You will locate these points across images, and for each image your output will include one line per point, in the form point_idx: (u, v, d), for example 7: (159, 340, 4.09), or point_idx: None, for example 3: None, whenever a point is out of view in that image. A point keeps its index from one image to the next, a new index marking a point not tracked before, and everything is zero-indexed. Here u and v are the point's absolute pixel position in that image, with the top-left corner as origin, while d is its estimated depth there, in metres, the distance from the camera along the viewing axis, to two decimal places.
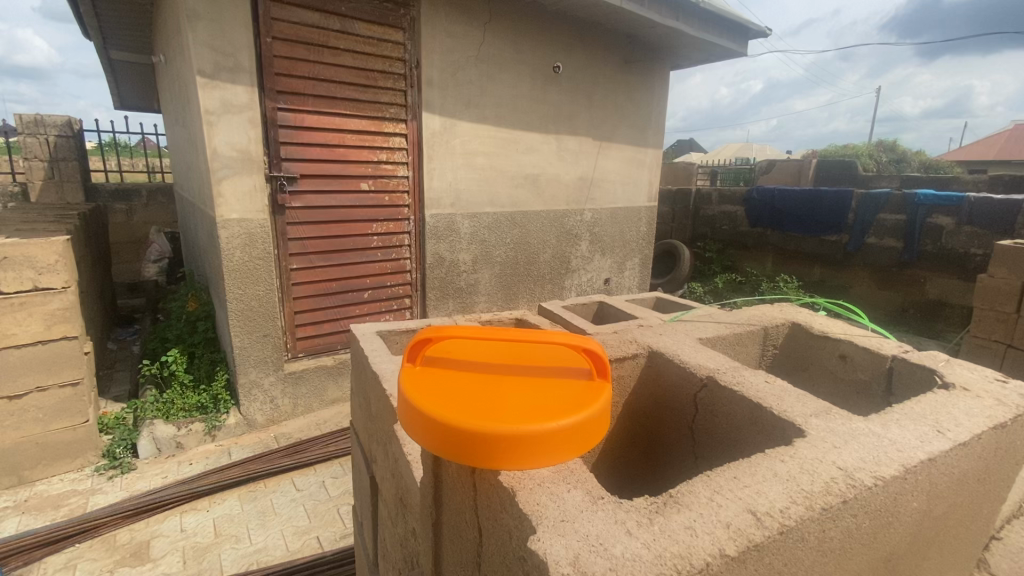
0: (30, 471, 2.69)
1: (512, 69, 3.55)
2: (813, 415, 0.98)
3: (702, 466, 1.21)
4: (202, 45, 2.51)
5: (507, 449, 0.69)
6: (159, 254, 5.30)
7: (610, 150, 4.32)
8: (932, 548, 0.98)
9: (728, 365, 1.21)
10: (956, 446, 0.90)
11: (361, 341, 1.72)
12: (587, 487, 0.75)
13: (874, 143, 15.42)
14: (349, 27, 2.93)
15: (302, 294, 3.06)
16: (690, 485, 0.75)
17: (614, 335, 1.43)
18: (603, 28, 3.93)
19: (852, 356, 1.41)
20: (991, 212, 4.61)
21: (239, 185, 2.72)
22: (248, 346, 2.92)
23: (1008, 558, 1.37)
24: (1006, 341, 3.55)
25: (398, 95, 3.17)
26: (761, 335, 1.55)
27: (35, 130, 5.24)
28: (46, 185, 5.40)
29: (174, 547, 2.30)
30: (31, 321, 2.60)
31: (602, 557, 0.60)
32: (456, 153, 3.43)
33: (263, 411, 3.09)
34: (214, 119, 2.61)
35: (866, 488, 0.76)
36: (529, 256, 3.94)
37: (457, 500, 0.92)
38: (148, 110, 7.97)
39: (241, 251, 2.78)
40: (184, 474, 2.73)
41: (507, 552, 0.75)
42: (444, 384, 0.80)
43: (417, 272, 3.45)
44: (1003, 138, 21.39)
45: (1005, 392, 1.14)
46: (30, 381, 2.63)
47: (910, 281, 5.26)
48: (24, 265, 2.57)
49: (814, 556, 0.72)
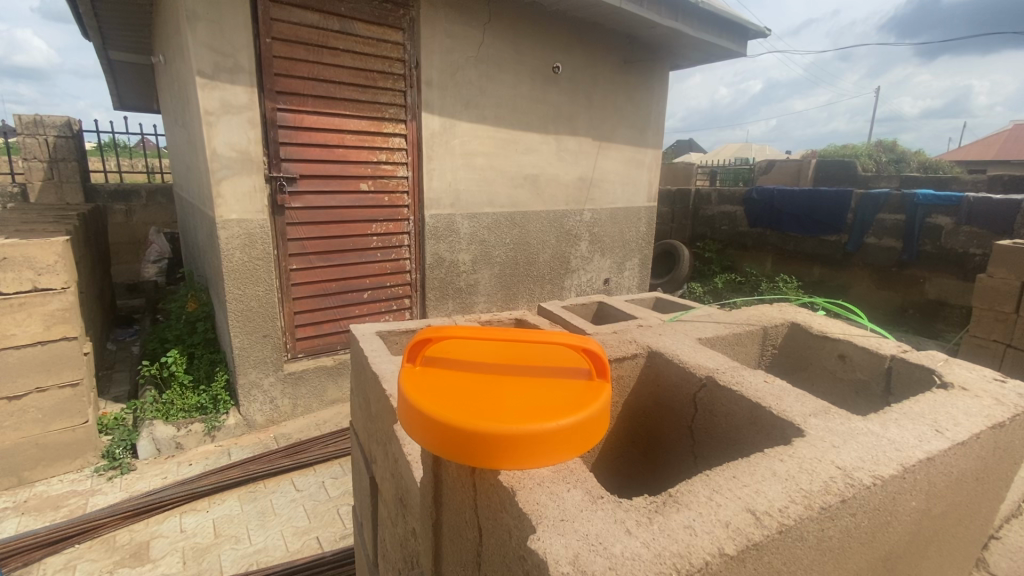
0: (30, 471, 2.69)
1: (511, 69, 3.55)
2: (811, 415, 0.99)
3: (701, 466, 1.21)
4: (202, 45, 2.51)
5: (507, 449, 0.70)
6: (158, 254, 5.30)
7: (610, 150, 4.32)
8: (931, 548, 0.98)
9: (727, 365, 1.21)
10: (954, 446, 0.90)
11: (361, 341, 1.72)
12: (586, 487, 0.75)
13: (874, 144, 15.42)
14: (348, 28, 2.94)
15: (302, 295, 3.06)
16: (689, 485, 0.75)
17: (614, 334, 1.43)
18: (602, 28, 3.93)
19: (851, 356, 1.41)
20: (990, 212, 4.61)
21: (239, 186, 2.72)
22: (248, 346, 2.92)
23: (1007, 557, 1.38)
24: (1006, 341, 3.55)
25: (398, 95, 3.17)
26: (761, 335, 1.56)
27: (35, 130, 5.24)
28: (45, 185, 5.40)
29: (174, 547, 2.30)
30: (30, 321, 2.60)
31: (601, 556, 0.61)
32: (456, 154, 3.43)
33: (263, 411, 3.09)
34: (214, 120, 2.61)
35: (865, 487, 0.76)
36: (529, 256, 3.94)
37: (457, 500, 0.93)
38: (147, 110, 7.98)
39: (241, 251, 2.78)
40: (184, 474, 2.73)
41: (507, 552, 0.75)
42: (445, 384, 0.80)
43: (417, 272, 3.45)
44: (1002, 139, 21.41)
45: (1004, 391, 1.14)
46: (30, 381, 2.63)
47: (910, 281, 5.27)
48: (24, 266, 2.58)
49: (813, 555, 0.72)
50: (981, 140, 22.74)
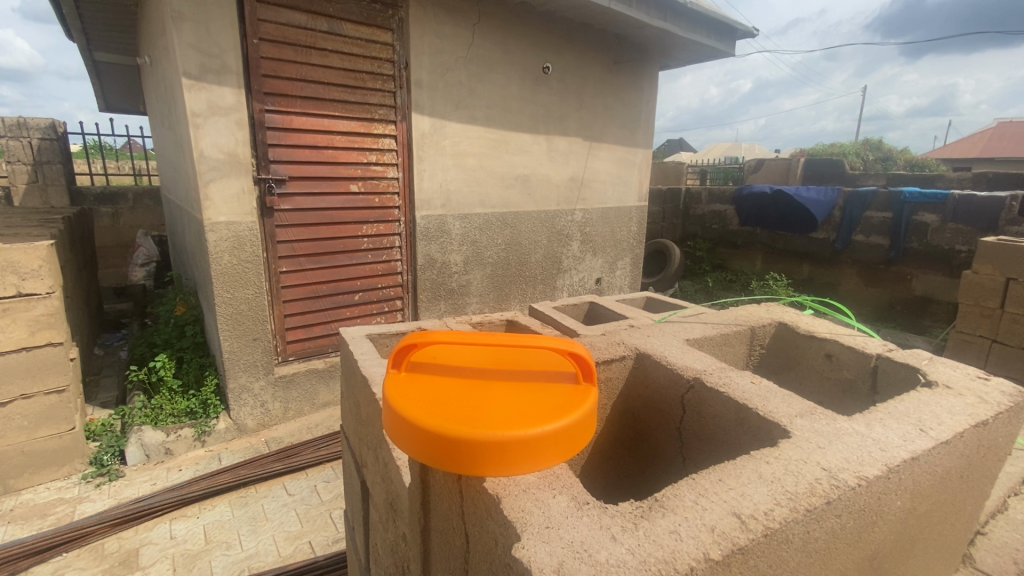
0: (16, 480, 2.64)
1: (500, 69, 3.55)
2: (798, 415, 0.99)
3: (690, 468, 1.20)
4: (188, 46, 2.49)
5: (494, 456, 0.69)
6: (146, 258, 5.23)
7: (600, 151, 4.33)
8: (918, 545, 0.99)
9: (715, 366, 1.21)
10: (939, 445, 0.91)
11: (351, 344, 1.71)
12: (573, 493, 0.74)
13: (862, 144, 15.60)
14: (336, 28, 2.91)
15: (292, 298, 3.03)
16: (675, 489, 0.75)
17: (603, 336, 1.44)
18: (591, 29, 3.94)
19: (838, 355, 1.42)
20: (976, 210, 4.68)
21: (227, 188, 2.70)
22: (237, 350, 2.89)
23: (993, 553, 1.40)
24: (992, 337, 3.60)
25: (387, 96, 3.15)
26: (748, 335, 1.56)
27: (18, 133, 5.12)
28: (29, 188, 5.29)
29: (163, 554, 2.27)
30: (14, 327, 2.55)
31: (586, 563, 0.60)
32: (447, 154, 3.42)
33: (253, 415, 3.06)
34: (201, 121, 2.58)
35: (850, 488, 0.77)
36: (520, 256, 3.94)
37: (444, 507, 0.92)
38: (133, 112, 7.86)
39: (229, 254, 2.75)
40: (174, 480, 2.70)
41: (493, 559, 0.74)
42: (429, 393, 0.79)
43: (408, 273, 3.44)
44: (986, 138, 21.72)
45: (988, 390, 1.15)
46: (14, 388, 2.58)
47: (897, 279, 5.32)
48: (7, 271, 2.52)
49: (799, 557, 0.72)
50: (965, 138, 23.10)
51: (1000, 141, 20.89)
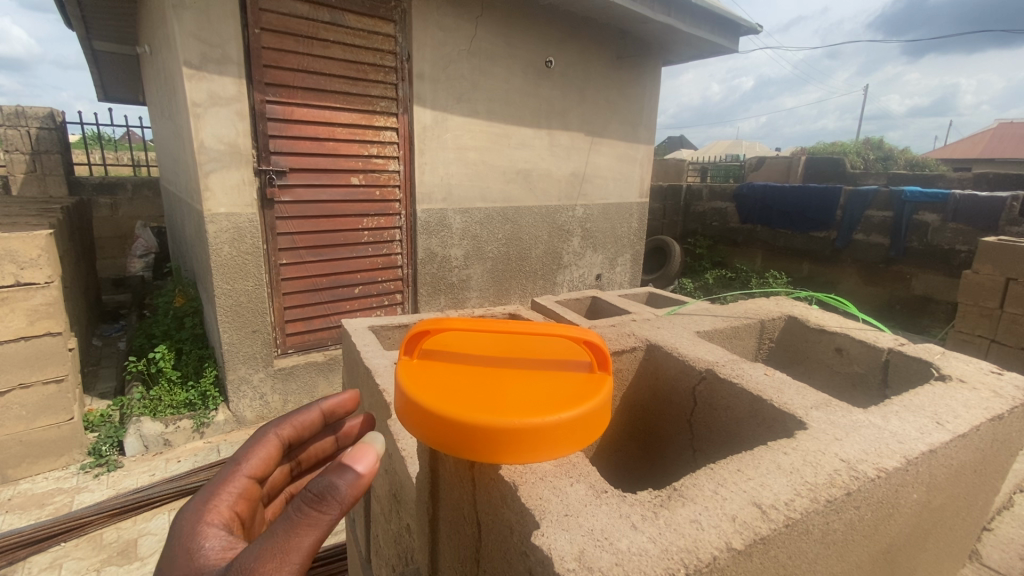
0: (14, 469, 2.62)
1: (503, 63, 3.52)
2: (813, 407, 0.98)
3: (700, 460, 1.20)
4: (189, 35, 2.46)
5: (509, 443, 0.68)
6: (145, 249, 5.25)
7: (602, 147, 4.31)
8: (930, 540, 0.98)
9: (727, 358, 1.20)
10: (956, 438, 0.90)
11: (353, 336, 1.69)
12: (590, 481, 0.73)
13: (863, 145, 15.58)
14: (338, 19, 2.88)
15: (293, 290, 3.02)
16: (693, 479, 0.74)
17: (612, 328, 1.42)
18: (594, 24, 3.91)
19: (848, 349, 1.41)
20: (977, 209, 4.67)
21: (228, 178, 2.67)
22: (237, 341, 2.87)
23: (999, 549, 1.40)
24: (990, 337, 3.60)
25: (389, 89, 3.12)
26: (757, 328, 1.55)
27: (17, 122, 5.09)
28: (27, 178, 5.24)
29: (162, 544, 2.27)
30: (13, 317, 2.53)
31: (607, 551, 0.59)
32: (449, 147, 3.40)
33: (253, 407, 3.05)
34: (201, 111, 2.55)
35: (869, 479, 0.76)
36: (520, 251, 3.92)
37: (455, 496, 0.90)
38: (133, 103, 7.84)
39: (230, 246, 2.73)
40: (172, 471, 2.69)
41: (507, 548, 0.73)
42: (442, 379, 0.77)
43: (408, 267, 3.43)
44: (986, 138, 21.70)
45: (1000, 383, 1.15)
46: (13, 378, 2.57)
47: (896, 278, 5.32)
48: (5, 260, 2.50)
49: (818, 548, 0.71)
50: (964, 138, 23.10)
51: (1001, 142, 20.87)
